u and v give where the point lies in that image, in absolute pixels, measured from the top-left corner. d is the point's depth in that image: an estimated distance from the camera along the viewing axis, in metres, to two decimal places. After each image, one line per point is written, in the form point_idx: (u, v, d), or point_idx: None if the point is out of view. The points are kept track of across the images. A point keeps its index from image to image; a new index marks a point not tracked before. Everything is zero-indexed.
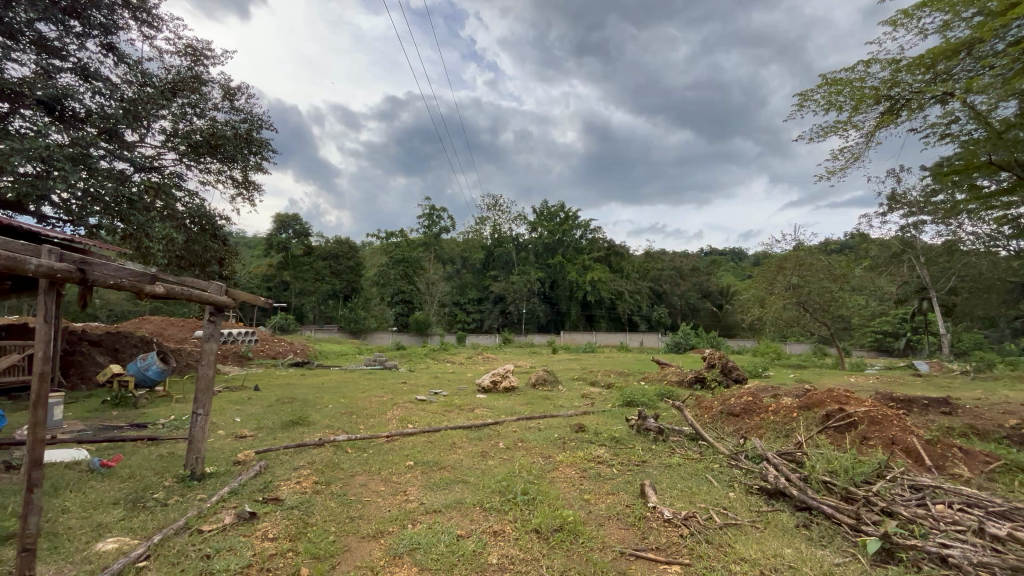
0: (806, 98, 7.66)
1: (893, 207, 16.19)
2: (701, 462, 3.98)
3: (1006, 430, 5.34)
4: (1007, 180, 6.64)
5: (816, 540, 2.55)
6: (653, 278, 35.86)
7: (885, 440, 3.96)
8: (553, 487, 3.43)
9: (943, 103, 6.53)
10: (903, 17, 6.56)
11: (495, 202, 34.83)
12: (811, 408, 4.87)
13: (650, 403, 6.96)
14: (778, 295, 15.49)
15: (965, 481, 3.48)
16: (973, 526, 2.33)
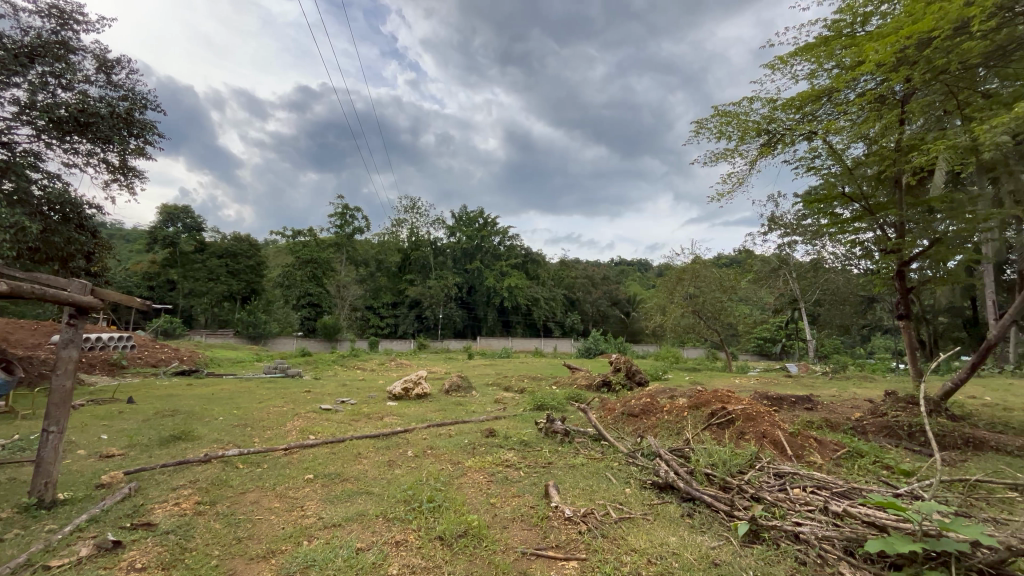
0: (702, 126, 8.48)
1: (772, 228, 18.33)
2: (603, 461, 4.21)
3: (852, 422, 6.28)
4: (855, 209, 7.84)
5: (697, 527, 2.81)
6: (567, 286, 37.25)
7: (758, 433, 4.47)
8: (459, 493, 3.42)
9: (809, 140, 7.57)
10: (779, 63, 7.51)
11: (412, 204, 34.15)
12: (700, 408, 5.34)
13: (559, 406, 7.21)
14: (677, 305, 16.84)
15: (817, 467, 4.04)
16: (819, 505, 2.70)
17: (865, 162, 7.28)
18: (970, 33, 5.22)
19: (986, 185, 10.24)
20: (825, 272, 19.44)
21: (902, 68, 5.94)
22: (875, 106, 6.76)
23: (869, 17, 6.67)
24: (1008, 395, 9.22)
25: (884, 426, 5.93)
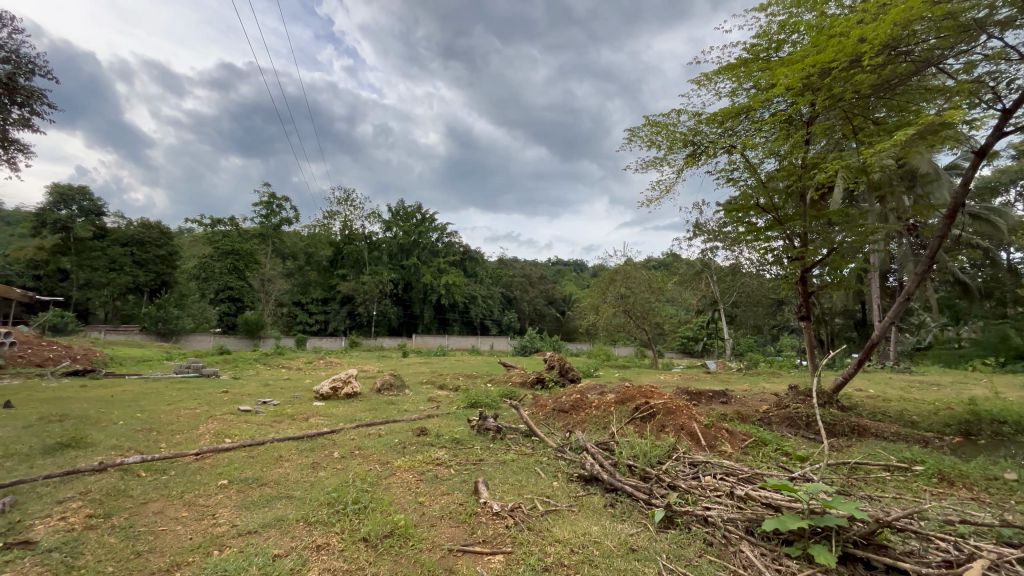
0: (634, 134, 8.88)
1: (697, 233, 19.51)
2: (533, 456, 4.30)
3: (760, 414, 6.87)
4: (767, 219, 8.55)
5: (618, 516, 2.96)
6: (505, 284, 37.46)
7: (676, 426, 4.77)
8: (387, 493, 3.35)
9: (729, 153, 8.16)
10: (704, 79, 8.02)
11: (346, 196, 32.82)
12: (625, 403, 5.60)
13: (493, 404, 7.25)
14: (609, 304, 17.48)
15: (728, 455, 4.39)
16: (726, 491, 2.93)
17: (776, 176, 7.96)
18: (862, 66, 5.86)
19: (874, 202, 11.54)
20: (742, 276, 21.01)
21: (807, 93, 6.56)
22: (785, 126, 7.41)
23: (781, 44, 7.29)
24: (888, 388, 10.49)
25: (786, 417, 6.55)
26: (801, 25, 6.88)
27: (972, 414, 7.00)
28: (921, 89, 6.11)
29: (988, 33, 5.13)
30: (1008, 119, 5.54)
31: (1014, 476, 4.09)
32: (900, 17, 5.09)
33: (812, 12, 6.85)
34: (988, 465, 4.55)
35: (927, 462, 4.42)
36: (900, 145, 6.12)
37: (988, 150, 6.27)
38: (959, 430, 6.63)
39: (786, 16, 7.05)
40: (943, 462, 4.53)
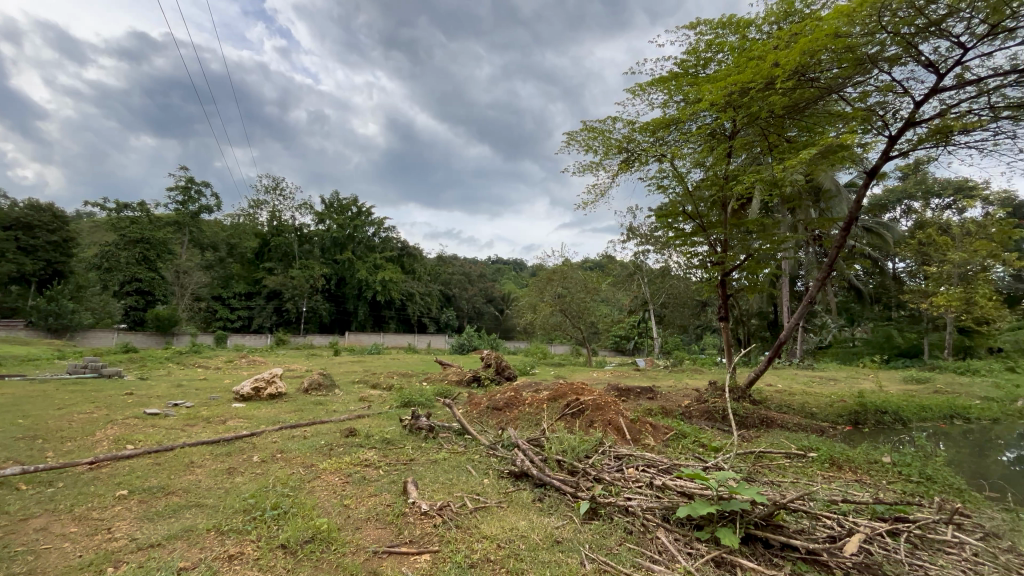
0: (572, 138, 9.12)
1: (630, 237, 20.35)
2: (465, 454, 4.30)
3: (682, 408, 7.31)
4: (693, 226, 9.09)
5: (545, 509, 3.04)
6: (443, 281, 37.07)
7: (604, 421, 4.97)
8: (310, 497, 3.21)
9: (659, 162, 8.60)
10: (638, 89, 8.40)
11: (275, 184, 30.98)
12: (557, 400, 5.75)
13: (426, 403, 7.16)
14: (547, 304, 17.81)
15: (650, 448, 4.65)
16: (645, 481, 3.11)
17: (701, 186, 8.50)
18: (776, 89, 6.40)
19: (785, 212, 12.66)
20: (670, 279, 22.20)
21: (729, 109, 7.05)
22: (710, 139, 7.93)
23: (708, 61, 7.78)
24: (794, 383, 11.53)
25: (704, 411, 7.02)
26: (725, 46, 7.38)
27: (859, 405, 7.89)
28: (825, 113, 6.76)
29: (879, 68, 5.76)
30: (894, 145, 6.28)
31: (890, 459, 4.67)
32: (808, 46, 5.59)
33: (735, 35, 7.37)
34: (870, 450, 5.17)
35: (820, 449, 4.94)
36: (806, 163, 6.75)
37: (878, 172, 7.06)
38: (848, 420, 7.45)
39: (712, 36, 7.52)
40: (834, 449, 5.08)
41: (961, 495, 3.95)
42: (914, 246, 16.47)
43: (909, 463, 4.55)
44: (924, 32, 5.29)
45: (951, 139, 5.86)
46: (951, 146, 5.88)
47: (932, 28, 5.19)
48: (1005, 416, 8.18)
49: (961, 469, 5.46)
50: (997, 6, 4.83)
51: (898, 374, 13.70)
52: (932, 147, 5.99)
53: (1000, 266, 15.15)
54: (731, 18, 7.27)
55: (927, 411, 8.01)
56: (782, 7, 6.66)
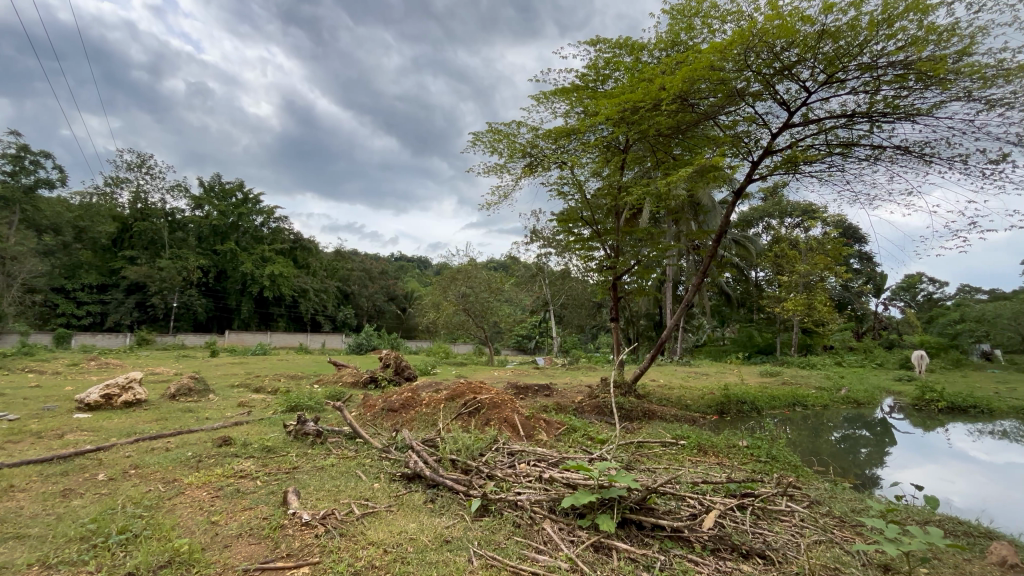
0: (478, 139, 9.18)
1: (533, 239, 20.97)
2: (355, 459, 4.13)
3: (575, 404, 7.72)
4: (589, 231, 9.64)
5: (437, 510, 3.02)
6: (341, 277, 35.11)
7: (500, 419, 5.08)
8: (168, 516, 2.86)
9: (560, 168, 8.98)
10: (541, 97, 8.71)
11: (140, 161, 27.09)
12: (454, 399, 5.75)
13: (316, 406, 6.72)
14: (450, 303, 17.72)
15: (542, 442, 4.84)
16: (536, 475, 3.22)
17: (597, 194, 9.05)
18: (662, 111, 7.01)
19: (670, 222, 13.93)
20: (569, 281, 23.26)
21: (622, 124, 7.59)
22: (606, 150, 8.47)
23: (606, 78, 8.28)
24: (673, 378, 12.70)
25: (596, 406, 7.49)
26: (621, 66, 7.92)
27: (725, 396, 8.95)
28: (703, 136, 7.56)
29: (744, 101, 6.58)
30: (755, 169, 7.22)
31: (744, 442, 5.37)
32: (689, 74, 6.21)
33: (630, 56, 7.94)
34: (730, 436, 5.89)
35: (691, 436, 5.51)
36: (686, 179, 7.50)
37: (743, 192, 8.07)
38: (716, 410, 8.42)
39: (610, 55, 8.04)
40: (702, 436, 5.71)
41: (796, 470, 4.68)
42: (771, 258, 19.06)
43: (760, 445, 5.26)
44: (779, 75, 6.12)
45: (797, 168, 6.88)
46: (798, 174, 6.91)
47: (786, 72, 6.03)
48: (832, 403, 9.80)
49: (800, 448, 6.44)
50: (832, 59, 5.75)
51: (756, 368, 15.77)
52: (785, 173, 6.98)
53: (832, 277, 18.07)
54: (626, 40, 7.82)
55: (776, 400, 9.31)
56: (669, 36, 7.31)
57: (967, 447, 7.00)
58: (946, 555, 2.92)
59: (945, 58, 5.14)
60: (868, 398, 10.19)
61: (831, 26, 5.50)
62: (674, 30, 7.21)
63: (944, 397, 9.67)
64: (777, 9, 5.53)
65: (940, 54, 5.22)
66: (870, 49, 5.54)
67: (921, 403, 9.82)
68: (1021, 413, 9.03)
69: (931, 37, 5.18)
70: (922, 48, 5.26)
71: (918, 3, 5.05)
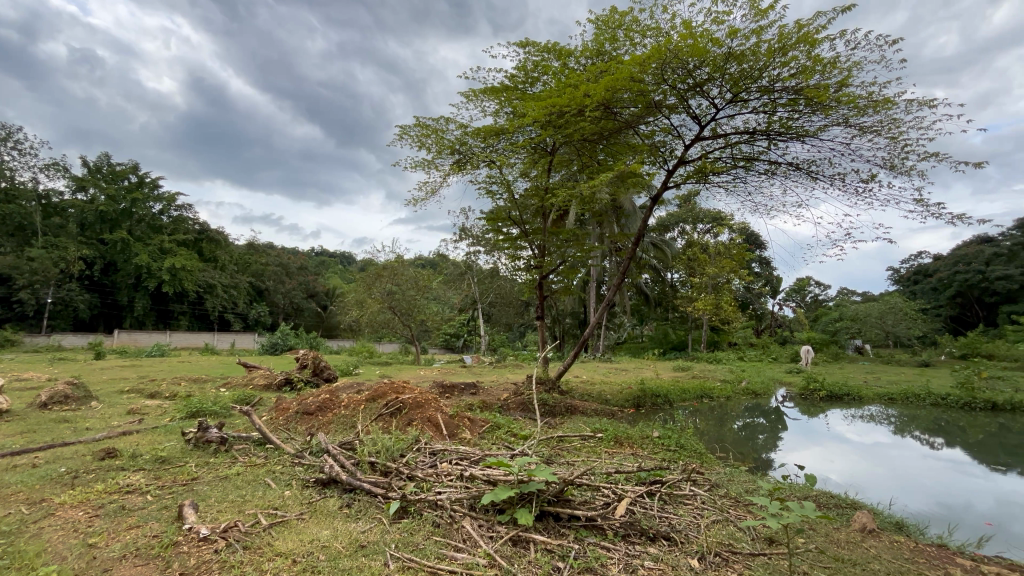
0: (405, 132, 8.96)
1: (462, 237, 20.83)
2: (264, 466, 3.87)
3: (501, 401, 7.79)
4: (517, 231, 9.76)
5: (353, 515, 2.92)
6: (254, 273, 32.62)
7: (423, 418, 5.01)
8: (33, 542, 2.50)
9: (489, 167, 9.02)
10: (470, 94, 8.68)
11: (6, 134, 23.40)
12: (376, 399, 5.58)
13: (221, 412, 6.20)
14: (375, 300, 17.11)
15: (465, 441, 4.84)
16: (457, 473, 3.22)
17: (525, 195, 9.19)
18: (586, 116, 7.26)
19: (594, 224, 14.49)
20: (498, 279, 23.41)
21: (549, 127, 7.77)
22: (533, 152, 8.63)
23: (535, 81, 8.43)
24: (595, 374, 13.24)
25: (520, 403, 7.63)
26: (549, 70, 8.09)
27: (641, 390, 9.48)
28: (624, 143, 7.95)
29: (661, 113, 6.99)
30: (671, 177, 7.71)
31: (657, 433, 5.74)
32: (612, 83, 6.50)
33: (557, 61, 8.14)
34: (644, 428, 6.26)
35: (609, 429, 5.79)
36: (609, 184, 7.84)
37: (660, 198, 8.59)
38: (632, 403, 8.91)
39: (538, 58, 8.20)
40: (619, 429, 6.00)
41: (700, 456, 5.08)
42: (685, 261, 20.45)
43: (670, 435, 5.64)
44: (692, 90, 6.57)
45: (707, 178, 7.46)
46: (707, 184, 7.49)
47: (698, 88, 6.49)
48: (734, 395, 10.73)
49: (706, 437, 7.01)
50: (737, 80, 6.28)
51: (671, 364, 16.85)
52: (696, 182, 7.53)
53: (737, 279, 19.74)
54: (554, 45, 8.01)
55: (687, 393, 10.02)
56: (595, 45, 7.59)
57: (843, 429, 8.00)
58: (820, 525, 3.32)
59: (827, 87, 5.80)
60: (764, 388, 11.30)
61: (737, 49, 6.00)
62: (599, 40, 7.51)
63: (825, 386, 10.96)
64: (689, 29, 5.94)
65: (824, 83, 5.89)
66: (768, 73, 6.12)
67: (806, 391, 11.04)
68: (884, 399, 10.46)
69: (817, 68, 5.84)
70: (810, 76, 5.91)
71: (807, 36, 5.67)
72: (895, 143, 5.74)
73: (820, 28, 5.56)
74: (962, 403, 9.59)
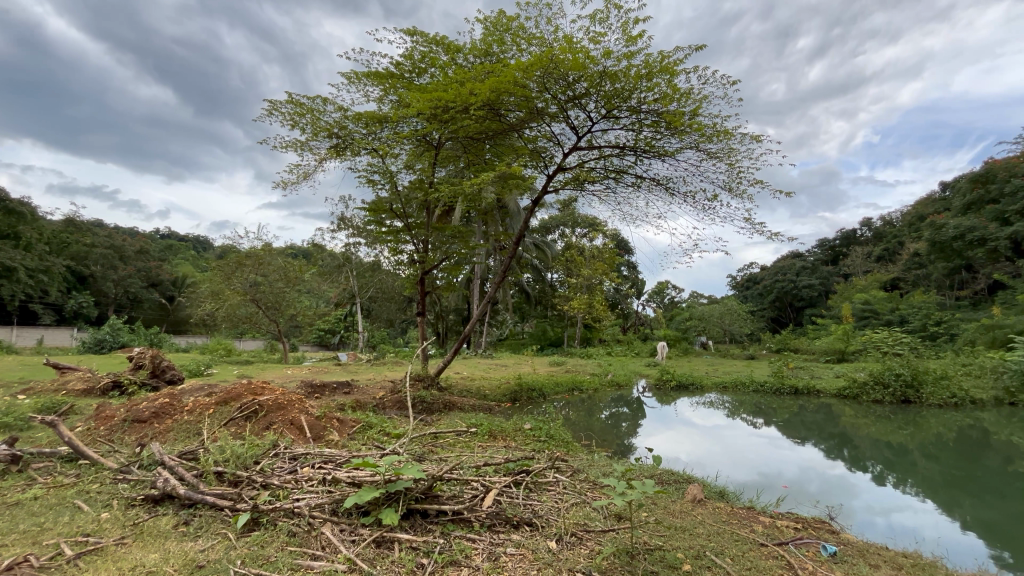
0: (275, 107, 8.14)
1: (341, 227, 19.56)
2: (74, 486, 3.24)
3: (376, 400, 7.51)
4: (399, 224, 9.45)
5: (192, 533, 2.59)
6: (75, 256, 27.04)
7: (284, 421, 4.62)
8: None
9: (370, 155, 8.59)
10: (351, 76, 8.18)
11: None
12: (228, 403, 5.02)
13: (15, 425, 5.02)
14: (235, 292, 15.31)
15: (332, 443, 4.58)
16: (319, 478, 3.03)
17: (409, 187, 8.94)
18: (472, 114, 7.31)
19: (479, 222, 14.64)
20: (378, 273, 22.41)
21: (435, 121, 7.68)
22: (418, 144, 8.45)
23: (422, 72, 8.26)
24: (475, 370, 13.40)
25: (396, 401, 7.43)
26: (437, 62, 7.99)
27: (518, 384, 9.84)
28: (509, 145, 8.16)
29: (543, 120, 7.30)
30: (550, 182, 8.11)
31: (529, 425, 6.02)
32: (498, 85, 6.64)
33: (445, 55, 8.07)
34: (518, 420, 6.49)
35: (484, 424, 5.91)
36: (493, 183, 7.97)
37: (541, 201, 9.00)
38: (510, 398, 9.23)
39: (426, 49, 8.04)
40: (494, 423, 6.17)
41: (566, 445, 5.45)
42: (563, 262, 21.70)
43: (541, 427, 5.96)
44: (570, 102, 6.98)
45: (582, 186, 7.99)
46: (581, 191, 8.02)
47: (576, 101, 6.91)
48: (601, 387, 11.66)
49: (575, 426, 7.53)
50: (609, 98, 6.82)
51: (548, 359, 17.76)
52: (573, 189, 8.03)
53: (608, 281, 21.50)
54: (443, 38, 7.92)
55: (560, 386, 10.65)
56: (483, 45, 7.67)
57: (690, 415, 9.18)
58: (660, 499, 3.78)
59: (682, 114, 6.59)
60: (627, 380, 12.50)
61: (611, 69, 6.50)
62: (487, 41, 7.60)
63: (675, 377, 12.47)
64: (570, 45, 6.29)
65: (680, 110, 6.68)
66: (636, 96, 6.75)
67: (661, 382, 12.44)
68: (719, 387, 12.23)
69: (675, 97, 6.59)
70: (669, 103, 6.65)
71: (668, 67, 6.38)
72: (732, 170, 6.72)
73: (678, 61, 6.29)
74: (774, 389, 11.61)
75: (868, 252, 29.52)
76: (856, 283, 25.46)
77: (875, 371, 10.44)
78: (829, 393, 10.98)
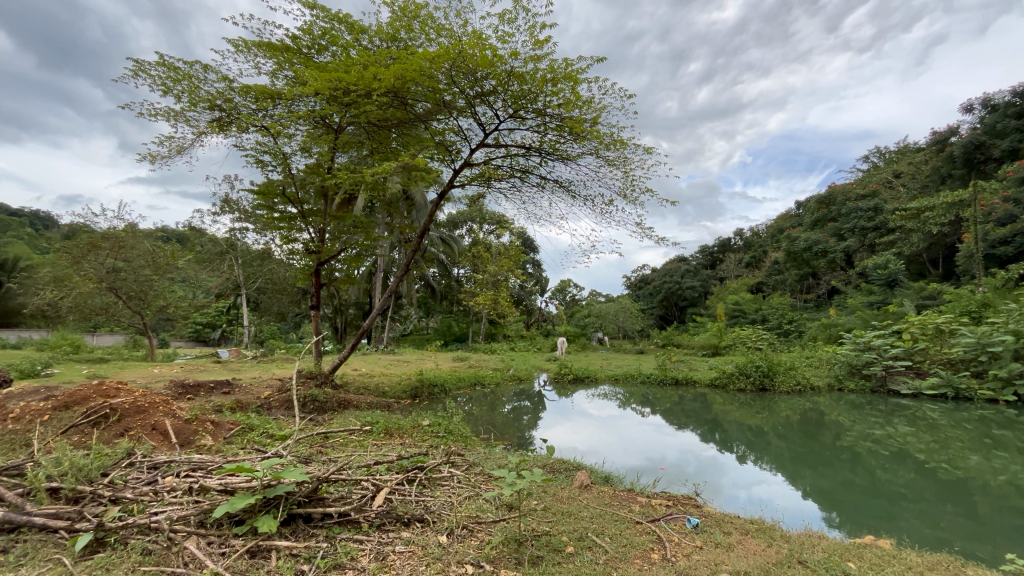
0: (142, 68, 7.10)
1: (225, 210, 17.65)
2: None
3: (260, 400, 6.93)
4: (292, 210, 8.77)
5: (11, 562, 2.18)
6: None
7: (144, 427, 4.08)
8: None
9: (259, 133, 7.85)
10: (239, 43, 7.41)
11: None
12: (70, 407, 4.30)
13: None
14: (87, 279, 13.12)
15: (204, 448, 4.14)
16: (184, 487, 2.73)
17: (305, 172, 8.33)
18: (376, 100, 7.00)
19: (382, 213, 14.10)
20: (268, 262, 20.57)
21: (335, 103, 7.25)
22: (315, 126, 7.91)
23: (322, 49, 7.74)
24: (374, 367, 12.91)
25: (284, 401, 6.91)
26: (338, 41, 7.54)
27: (420, 380, 9.68)
28: (415, 135, 7.94)
29: (450, 114, 7.22)
30: (457, 177, 8.06)
31: (428, 421, 5.96)
32: (403, 73, 6.44)
33: (348, 35, 7.64)
34: (417, 417, 6.39)
35: (381, 422, 5.73)
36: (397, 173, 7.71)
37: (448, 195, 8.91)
38: (410, 394, 9.03)
39: (327, 26, 7.54)
40: (392, 420, 6.01)
41: (465, 440, 5.49)
42: (470, 258, 21.66)
43: (440, 423, 5.92)
44: (478, 99, 6.97)
45: (488, 183, 8.05)
46: (487, 188, 8.09)
47: (484, 98, 6.92)
48: (503, 381, 11.89)
49: (475, 421, 7.60)
50: (516, 99, 6.95)
51: (452, 355, 17.67)
52: (480, 185, 8.06)
53: (513, 278, 21.92)
54: (346, 17, 7.50)
55: (462, 381, 10.66)
56: (390, 30, 7.38)
57: (587, 407, 9.74)
58: (551, 487, 3.96)
59: (582, 121, 6.94)
60: (528, 375, 12.89)
61: (518, 70, 6.62)
62: (395, 26, 7.33)
63: (573, 371, 13.14)
64: (478, 41, 6.29)
65: (581, 117, 7.01)
66: (541, 100, 6.95)
67: (559, 375, 13.02)
68: (611, 379, 13.12)
69: (577, 104, 6.90)
70: (571, 109, 6.95)
71: (572, 74, 6.66)
72: (626, 178, 7.22)
73: (580, 70, 6.60)
74: (658, 380, 12.72)
75: (738, 259, 33.47)
76: (728, 286, 28.77)
77: (740, 363, 11.89)
78: (703, 383, 12.30)
